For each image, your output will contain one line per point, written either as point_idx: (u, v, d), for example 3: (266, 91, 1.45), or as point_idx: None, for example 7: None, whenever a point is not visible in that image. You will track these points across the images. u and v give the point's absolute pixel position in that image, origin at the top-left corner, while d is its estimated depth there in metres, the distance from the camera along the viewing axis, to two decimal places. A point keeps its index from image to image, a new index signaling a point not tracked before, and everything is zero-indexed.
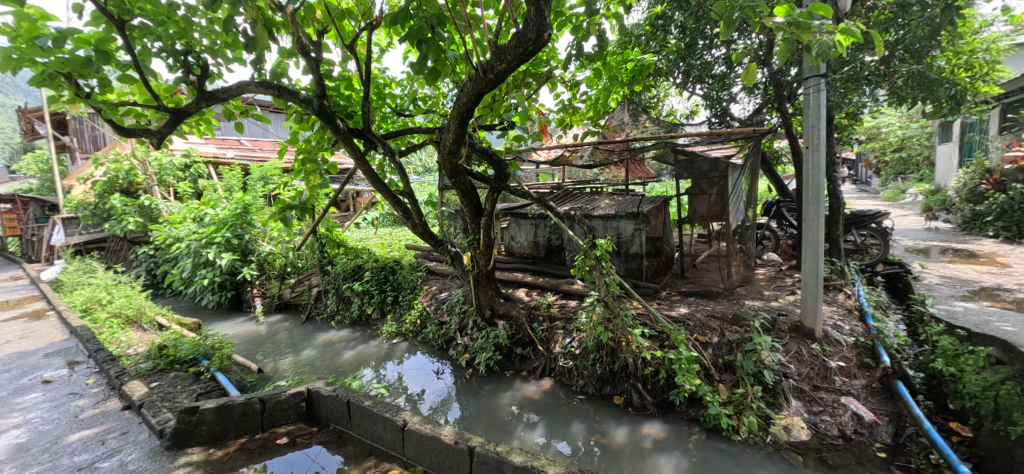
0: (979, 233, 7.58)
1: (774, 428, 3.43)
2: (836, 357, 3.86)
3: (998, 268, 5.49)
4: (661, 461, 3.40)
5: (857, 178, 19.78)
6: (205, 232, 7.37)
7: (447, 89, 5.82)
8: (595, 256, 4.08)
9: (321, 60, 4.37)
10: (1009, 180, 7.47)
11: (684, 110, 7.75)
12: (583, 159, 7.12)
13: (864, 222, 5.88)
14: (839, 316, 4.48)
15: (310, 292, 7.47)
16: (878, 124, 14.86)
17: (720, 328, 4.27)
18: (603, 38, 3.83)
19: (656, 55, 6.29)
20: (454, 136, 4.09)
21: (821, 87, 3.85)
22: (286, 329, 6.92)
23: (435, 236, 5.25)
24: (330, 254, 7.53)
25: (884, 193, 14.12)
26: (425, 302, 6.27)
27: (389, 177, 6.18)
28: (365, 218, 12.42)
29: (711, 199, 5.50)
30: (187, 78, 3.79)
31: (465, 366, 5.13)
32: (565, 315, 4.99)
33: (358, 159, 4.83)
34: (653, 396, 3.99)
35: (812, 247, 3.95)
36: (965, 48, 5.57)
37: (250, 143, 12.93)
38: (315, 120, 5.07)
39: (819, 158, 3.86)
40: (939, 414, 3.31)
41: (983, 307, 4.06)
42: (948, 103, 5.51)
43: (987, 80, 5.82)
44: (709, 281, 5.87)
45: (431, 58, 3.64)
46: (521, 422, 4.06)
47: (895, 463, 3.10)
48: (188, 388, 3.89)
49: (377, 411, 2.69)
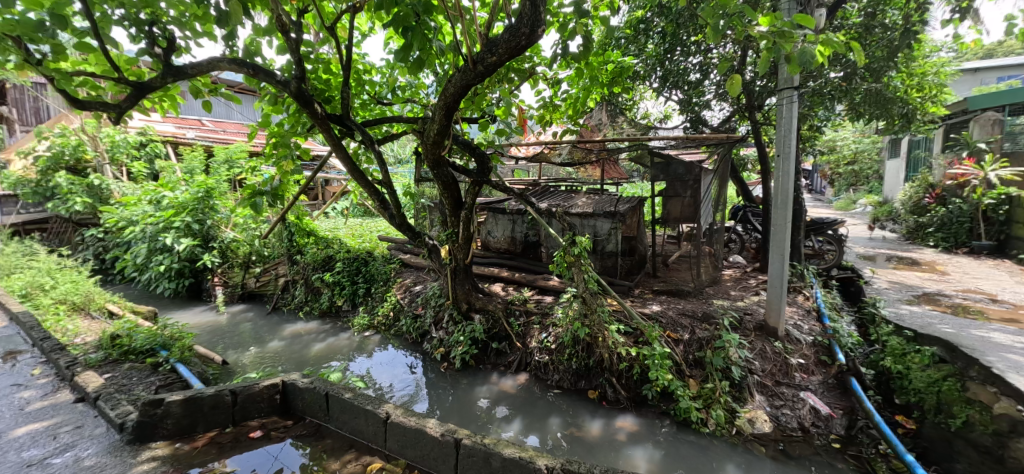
0: (922, 243, 8.21)
1: (739, 420, 3.60)
2: (796, 355, 4.09)
3: (938, 275, 5.97)
4: (635, 452, 3.50)
5: (813, 188, 21.03)
6: (162, 216, 6.90)
7: (428, 79, 5.72)
8: (575, 253, 4.14)
9: (300, 41, 4.18)
10: (949, 195, 8.08)
11: (658, 114, 7.95)
12: (560, 156, 7.06)
13: (822, 228, 6.29)
14: (799, 316, 4.75)
15: (277, 281, 7.26)
16: (834, 138, 15.79)
17: (691, 325, 4.43)
18: (589, 38, 3.86)
19: (635, 58, 6.46)
20: (439, 127, 4.04)
21: (795, 99, 4.03)
22: (250, 320, 6.66)
23: (412, 228, 5.16)
24: (299, 243, 7.24)
25: (837, 203, 15.06)
26: (398, 295, 6.20)
27: (364, 166, 6.03)
28: (335, 208, 12.10)
29: (685, 201, 5.61)
30: (152, 50, 3.54)
31: (439, 359, 5.09)
32: (541, 310, 5.05)
33: (336, 146, 4.68)
34: (627, 390, 4.10)
35: (779, 251, 4.14)
36: (918, 71, 5.96)
37: (212, 123, 12.29)
38: (289, 103, 4.87)
39: (789, 166, 4.05)
40: (887, 408, 3.56)
41: (927, 311, 4.42)
42: (900, 121, 5.93)
43: (935, 101, 6.28)
44: (680, 280, 6.07)
45: (416, 46, 3.55)
46: (497, 416, 4.09)
47: (848, 452, 3.34)
48: (145, 381, 3.66)
49: (358, 404, 2.64)
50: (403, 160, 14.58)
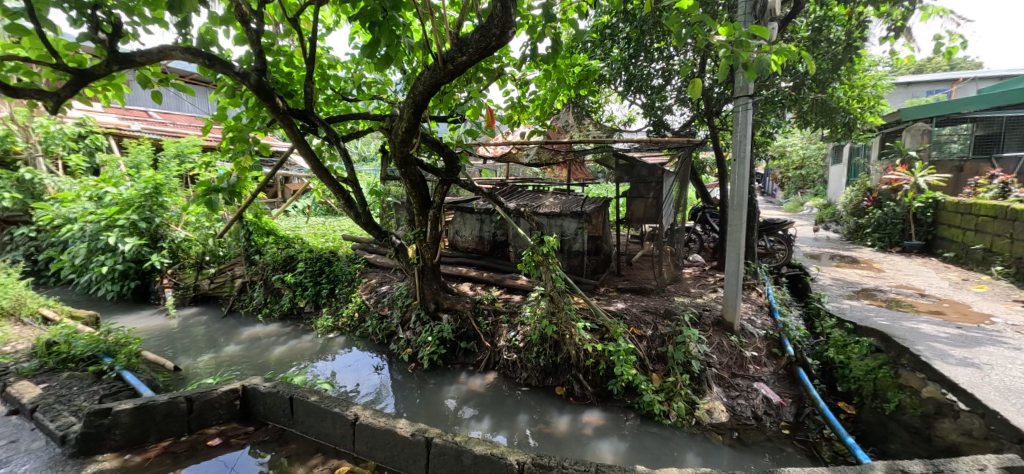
0: (861, 243, 8.86)
1: (699, 412, 3.77)
2: (750, 348, 4.33)
3: (875, 272, 6.47)
4: (601, 446, 3.59)
5: (765, 190, 22.20)
6: (104, 213, 6.45)
7: (395, 76, 5.62)
8: (543, 253, 4.19)
9: (261, 32, 4.02)
10: (885, 199, 8.75)
11: (623, 117, 8.16)
12: (528, 157, 7.13)
13: (773, 229, 6.67)
14: (753, 311, 5.02)
15: (233, 283, 6.96)
16: (784, 144, 16.75)
17: (653, 321, 4.60)
18: (558, 41, 3.93)
19: (601, 62, 6.64)
20: (407, 125, 3.99)
21: (750, 106, 4.26)
22: (203, 323, 6.34)
23: (379, 227, 5.08)
24: (257, 242, 6.98)
25: (787, 204, 15.97)
26: (364, 296, 6.09)
27: (328, 164, 5.87)
28: (296, 206, 11.67)
29: (648, 201, 5.80)
30: (95, 36, 3.30)
31: (407, 360, 5.03)
32: (509, 309, 5.10)
33: (298, 142, 4.54)
34: (593, 386, 4.21)
35: (735, 250, 4.36)
36: (858, 83, 6.44)
37: (160, 115, 11.59)
38: (248, 96, 4.66)
39: (744, 170, 4.27)
40: (831, 396, 3.83)
41: (865, 305, 4.78)
42: (843, 129, 6.36)
43: (873, 112, 6.80)
44: (643, 278, 6.28)
45: (383, 43, 3.48)
46: (466, 416, 4.09)
47: (796, 438, 3.57)
48: (88, 390, 3.41)
49: (325, 406, 2.57)
50: (367, 158, 14.24)
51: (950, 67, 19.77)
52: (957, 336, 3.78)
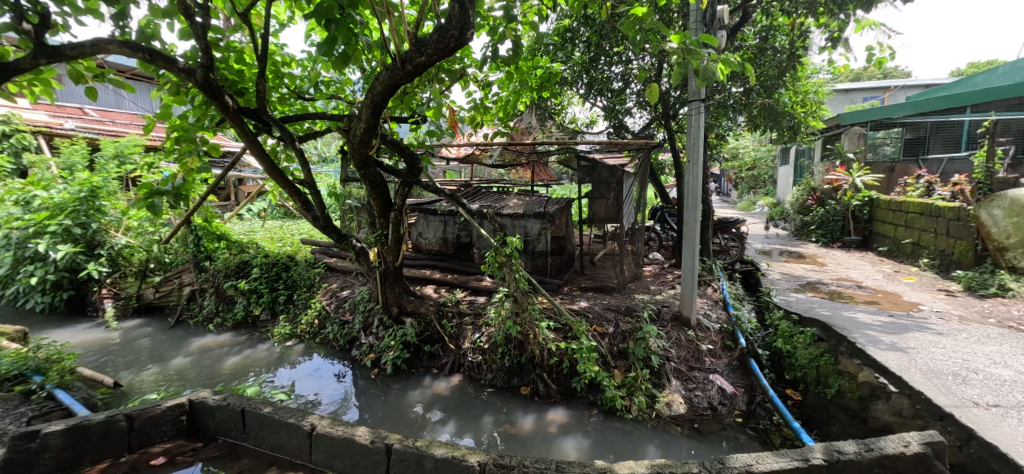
0: (806, 239, 9.44)
1: (659, 405, 3.90)
2: (706, 341, 4.51)
3: (818, 266, 6.90)
4: (566, 443, 3.65)
5: (721, 190, 23.26)
6: (33, 219, 5.94)
7: (354, 75, 5.50)
8: (506, 253, 4.19)
9: (208, 26, 3.83)
10: (827, 197, 9.37)
11: (585, 119, 8.32)
12: (492, 159, 7.16)
13: (727, 227, 6.99)
14: (709, 306, 5.23)
15: (181, 291, 6.58)
16: (737, 146, 17.58)
17: (615, 318, 4.71)
18: (518, 43, 3.97)
19: (563, 64, 6.80)
20: (365, 126, 3.91)
21: (702, 110, 4.44)
22: (148, 335, 5.97)
23: (338, 230, 4.94)
24: (207, 248, 6.64)
25: (741, 203, 16.77)
26: (324, 301, 5.92)
27: (284, 165, 5.67)
28: (251, 209, 11.17)
29: (609, 202, 5.94)
30: (19, 26, 3.05)
31: (370, 366, 4.92)
32: (474, 310, 5.09)
33: (250, 143, 4.35)
34: (557, 384, 4.27)
35: (691, 248, 4.54)
36: (802, 90, 6.85)
37: (97, 113, 10.80)
38: (195, 93, 4.42)
39: (698, 171, 4.44)
40: (779, 384, 4.05)
41: (809, 297, 5.09)
42: (789, 133, 6.66)
43: (815, 116, 7.24)
44: (606, 277, 6.42)
45: (341, 41, 3.37)
46: (430, 420, 4.03)
47: (749, 425, 3.75)
48: (14, 412, 3.14)
49: (279, 417, 2.48)
50: (327, 159, 13.83)
51: (883, 76, 21.36)
52: (888, 324, 4.09)
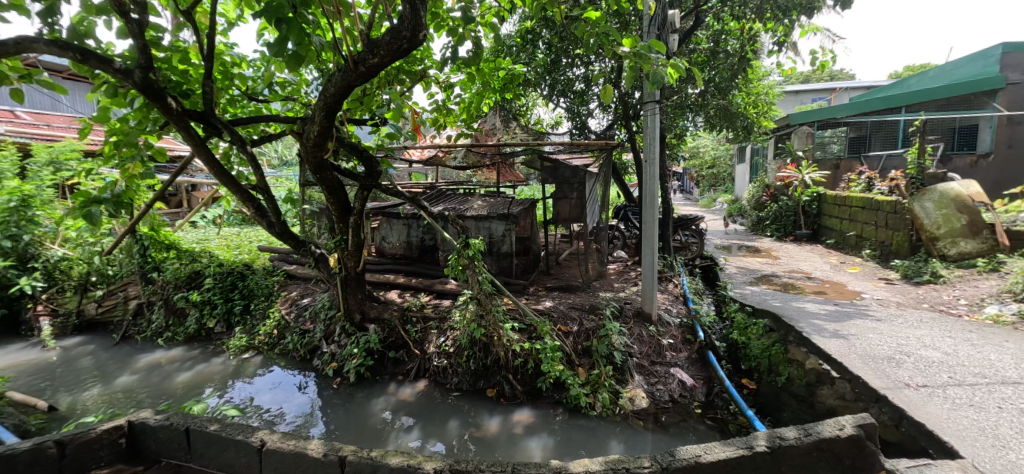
0: (762, 233, 9.88)
1: (622, 400, 3.97)
2: (667, 336, 4.62)
3: (772, 259, 7.22)
4: (531, 443, 3.66)
5: (684, 188, 23.99)
6: None
7: (310, 76, 5.34)
8: (469, 256, 4.17)
9: (146, 24, 3.62)
10: (779, 193, 9.83)
11: (550, 120, 8.39)
12: (456, 160, 7.13)
13: (688, 224, 7.21)
14: (670, 301, 5.37)
15: (126, 305, 6.20)
16: (697, 146, 18.18)
17: (579, 317, 4.76)
18: (478, 44, 3.96)
19: (526, 66, 6.82)
20: (319, 129, 3.79)
21: (657, 111, 4.56)
22: (91, 353, 5.59)
23: (295, 236, 4.78)
24: (156, 258, 6.27)
25: (702, 201, 17.34)
26: (283, 310, 5.72)
27: (236, 169, 5.44)
28: (205, 216, 10.66)
29: (572, 201, 6.02)
30: None
31: (332, 375, 4.79)
32: (438, 314, 5.04)
33: (197, 146, 4.15)
34: (523, 385, 4.29)
35: (650, 246, 4.65)
36: (753, 91, 7.17)
37: (30, 116, 10.08)
38: (135, 94, 4.08)
39: (655, 170, 4.54)
40: (735, 374, 4.20)
41: (763, 290, 5.32)
42: (743, 133, 6.94)
43: (767, 116, 7.57)
44: (571, 276, 6.50)
45: (293, 41, 3.16)
46: (396, 428, 3.96)
47: (708, 415, 3.87)
48: None
49: (227, 435, 2.36)
50: (288, 162, 13.38)
51: (831, 79, 22.57)
52: (833, 312, 4.33)
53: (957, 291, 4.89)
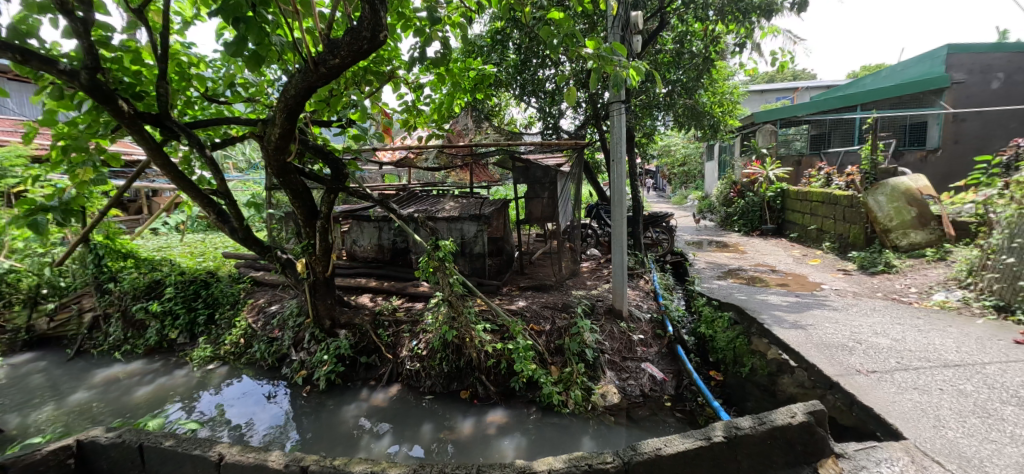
0: (730, 229, 10.17)
1: (595, 397, 4.01)
2: (637, 332, 4.70)
3: (739, 254, 7.44)
4: (504, 443, 3.67)
5: (658, 186, 24.45)
6: None
7: (274, 77, 5.18)
8: (439, 257, 4.08)
9: (91, 22, 3.44)
10: (746, 190, 10.13)
11: (522, 119, 8.41)
12: (428, 162, 7.07)
13: (658, 221, 7.35)
14: (640, 297, 5.46)
15: (80, 318, 5.90)
16: (669, 144, 18.56)
17: (551, 316, 4.80)
18: (445, 44, 3.93)
19: (496, 66, 6.82)
20: (281, 131, 3.70)
21: (624, 110, 4.61)
22: (42, 370, 5.29)
23: (260, 242, 4.63)
24: (112, 268, 5.99)
25: (674, 198, 17.71)
26: (250, 318, 5.55)
27: (197, 173, 5.24)
28: (166, 222, 10.24)
29: (544, 201, 6.04)
30: None
31: (301, 384, 4.67)
32: (411, 318, 4.98)
33: (152, 151, 3.98)
34: (496, 385, 4.29)
35: (621, 243, 4.71)
36: (719, 90, 7.37)
37: None
38: (84, 97, 3.93)
39: (623, 169, 4.60)
40: (703, 366, 4.31)
41: (729, 284, 5.47)
42: (710, 131, 7.11)
43: (732, 115, 7.80)
44: (545, 275, 6.53)
45: (252, 41, 3.09)
46: (368, 434, 3.90)
47: (677, 408, 3.96)
48: None
49: (183, 450, 2.29)
50: (256, 165, 12.98)
51: (794, 79, 23.42)
52: (794, 304, 4.49)
53: (908, 280, 5.15)
